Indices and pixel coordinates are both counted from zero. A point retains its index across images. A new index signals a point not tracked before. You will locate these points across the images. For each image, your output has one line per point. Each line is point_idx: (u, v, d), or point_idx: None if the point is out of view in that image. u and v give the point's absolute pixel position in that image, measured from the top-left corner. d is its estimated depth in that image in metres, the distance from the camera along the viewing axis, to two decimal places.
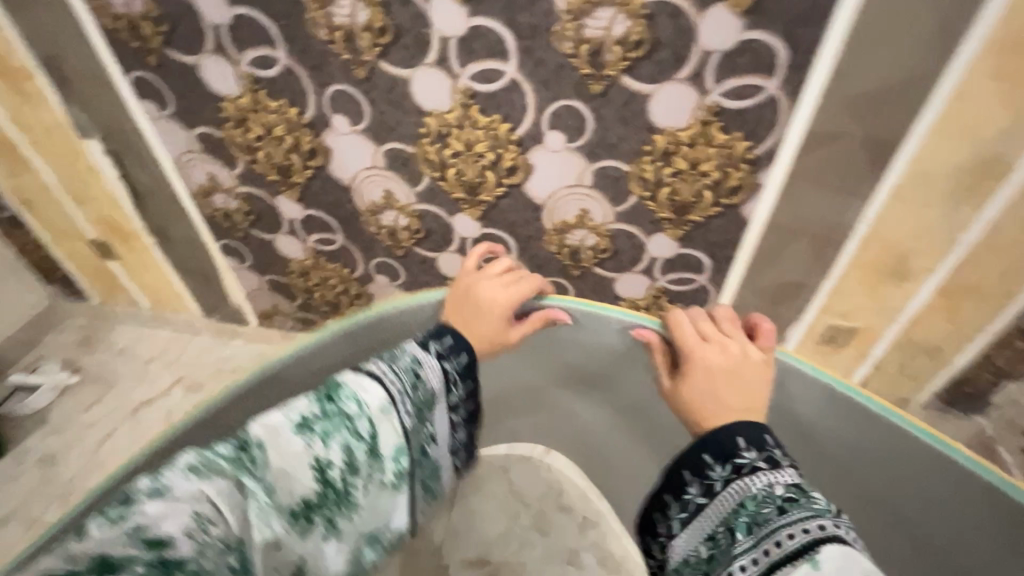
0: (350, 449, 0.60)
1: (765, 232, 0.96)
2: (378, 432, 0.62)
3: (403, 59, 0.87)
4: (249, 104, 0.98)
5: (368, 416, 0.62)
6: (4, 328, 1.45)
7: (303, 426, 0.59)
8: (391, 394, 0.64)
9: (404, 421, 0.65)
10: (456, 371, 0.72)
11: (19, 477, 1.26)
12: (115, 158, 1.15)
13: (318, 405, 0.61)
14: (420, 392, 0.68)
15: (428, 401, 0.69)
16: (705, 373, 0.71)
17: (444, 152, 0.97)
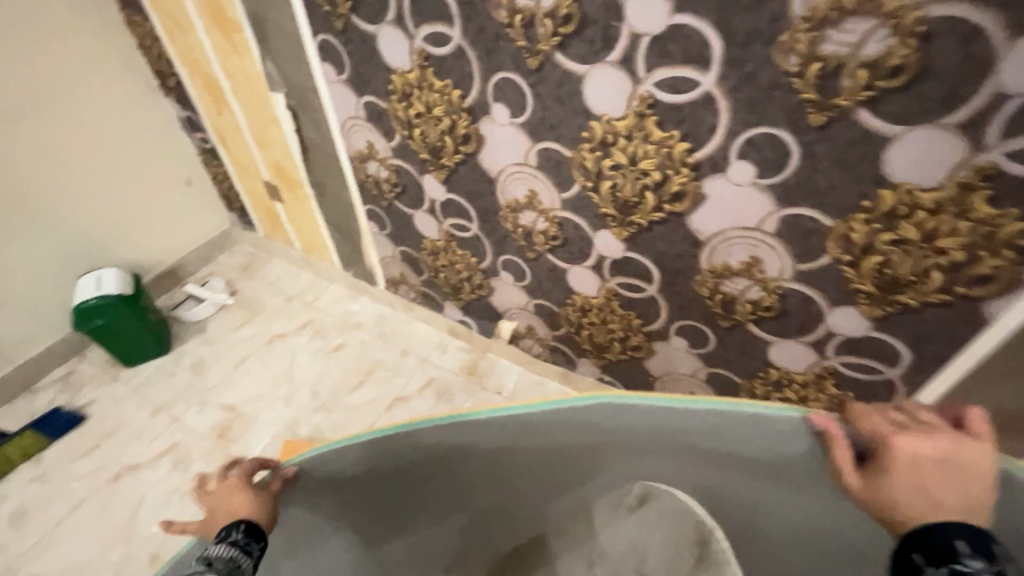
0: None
1: (1011, 340, 0.71)
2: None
3: (582, 53, 0.76)
4: (416, 80, 0.96)
5: None
6: (191, 242, 1.68)
7: None
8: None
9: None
10: (246, 534, 0.63)
11: (175, 375, 1.44)
12: (293, 113, 1.22)
13: None
14: (220, 562, 0.58)
15: (236, 566, 0.59)
16: (910, 474, 0.48)
17: (603, 163, 0.86)
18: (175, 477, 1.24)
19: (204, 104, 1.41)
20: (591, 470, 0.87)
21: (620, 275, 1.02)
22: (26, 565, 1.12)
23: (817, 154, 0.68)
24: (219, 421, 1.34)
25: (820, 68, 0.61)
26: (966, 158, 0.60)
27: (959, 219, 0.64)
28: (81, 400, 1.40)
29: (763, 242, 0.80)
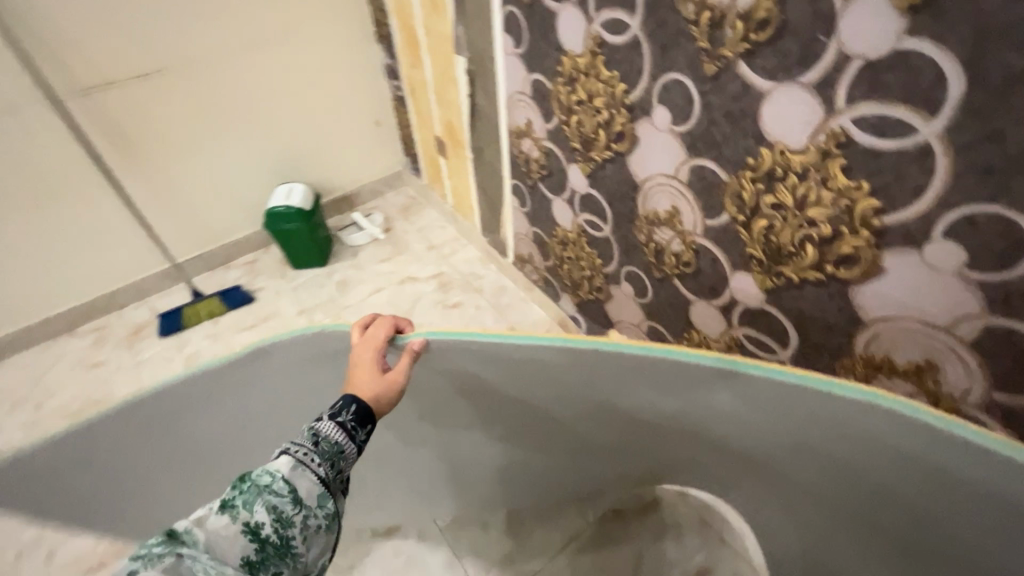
0: (273, 512, 0.52)
1: None
2: (294, 490, 0.53)
3: (771, 68, 0.64)
4: (585, 65, 0.91)
5: (283, 475, 0.54)
6: (367, 176, 1.89)
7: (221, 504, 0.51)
8: (292, 455, 0.56)
9: (315, 477, 0.55)
10: (356, 420, 0.61)
11: (323, 287, 1.67)
12: (470, 77, 1.26)
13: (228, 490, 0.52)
14: (327, 444, 0.58)
15: (342, 452, 0.59)
16: None
17: (765, 198, 0.73)
18: None
19: (403, 56, 1.53)
20: (718, 447, 0.77)
21: (750, 327, 0.89)
22: None
23: None
24: None
25: None
26: None
27: None
28: (255, 285, 1.70)
29: (949, 348, 0.63)
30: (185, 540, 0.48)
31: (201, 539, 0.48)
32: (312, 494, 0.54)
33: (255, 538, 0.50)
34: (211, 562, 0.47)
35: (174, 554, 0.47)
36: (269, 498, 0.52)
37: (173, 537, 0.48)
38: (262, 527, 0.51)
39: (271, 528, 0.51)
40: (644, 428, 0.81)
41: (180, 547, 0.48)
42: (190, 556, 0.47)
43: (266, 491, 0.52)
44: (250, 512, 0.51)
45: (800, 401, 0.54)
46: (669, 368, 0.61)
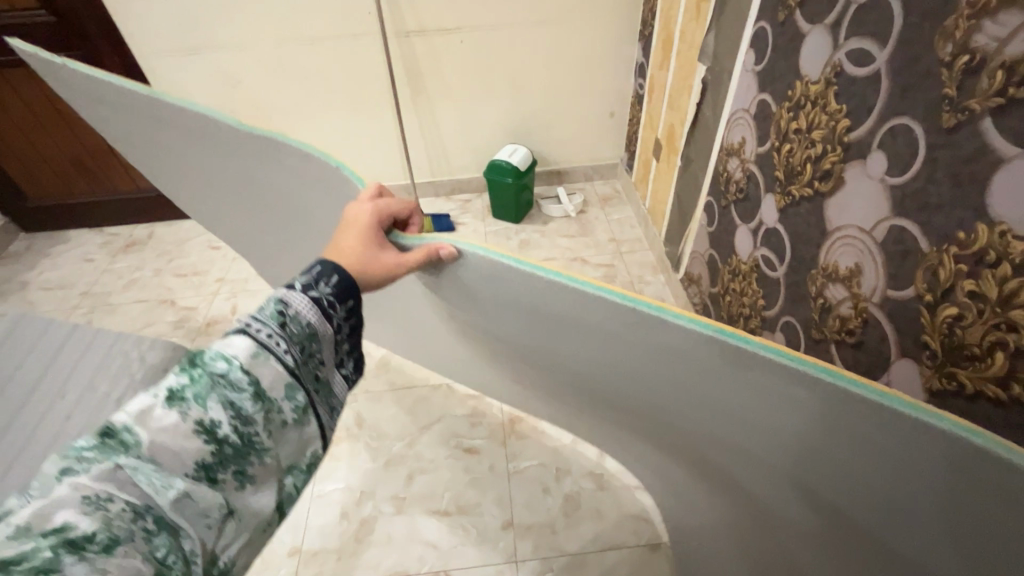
0: (230, 407, 0.48)
1: None
2: (255, 380, 0.50)
3: (1019, 132, 0.54)
4: (814, 93, 0.86)
5: (240, 365, 0.49)
6: (585, 160, 2.03)
7: (170, 397, 0.47)
8: (249, 339, 0.50)
9: (280, 367, 0.52)
10: (334, 295, 0.59)
11: (508, 241, 1.88)
12: (704, 86, 1.27)
13: (179, 374, 0.48)
14: (298, 325, 0.54)
15: (314, 331, 0.56)
16: None
17: (963, 284, 0.62)
18: None
19: (655, 57, 1.59)
20: (755, 480, 0.67)
21: None
22: None
23: None
24: None
25: None
26: None
27: None
28: (460, 220, 1.99)
29: None
30: (123, 436, 0.44)
31: (144, 441, 0.44)
32: (276, 384, 0.51)
33: (213, 435, 0.47)
34: (158, 473, 0.44)
35: (111, 458, 0.43)
36: (226, 392, 0.48)
37: (109, 434, 0.44)
38: (219, 425, 0.47)
39: (230, 425, 0.48)
40: (677, 430, 0.74)
41: (117, 452, 0.44)
42: (134, 464, 0.44)
43: (222, 384, 0.48)
44: (201, 409, 0.47)
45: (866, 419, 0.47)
46: (714, 358, 0.55)
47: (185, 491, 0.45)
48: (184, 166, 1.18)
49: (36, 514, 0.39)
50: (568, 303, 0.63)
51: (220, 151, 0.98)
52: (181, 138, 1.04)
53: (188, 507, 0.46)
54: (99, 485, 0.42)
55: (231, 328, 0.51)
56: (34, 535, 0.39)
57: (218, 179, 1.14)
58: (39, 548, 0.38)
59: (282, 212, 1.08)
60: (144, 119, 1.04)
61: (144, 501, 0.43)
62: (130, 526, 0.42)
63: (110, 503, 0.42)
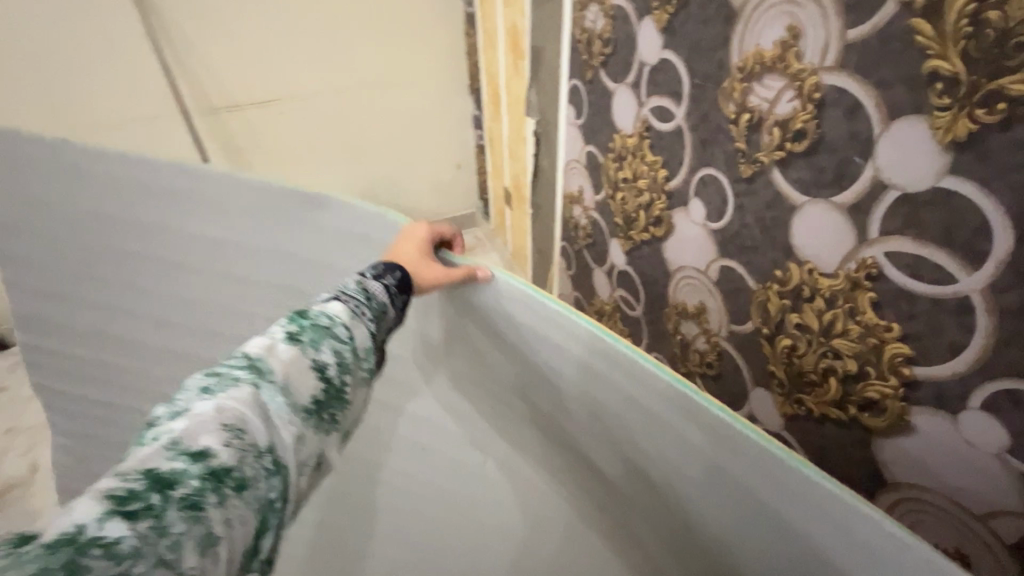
0: (336, 355, 0.52)
1: None
2: (351, 340, 0.54)
3: (803, 180, 0.59)
4: (632, 145, 0.90)
5: (343, 323, 0.54)
6: (441, 214, 1.99)
7: (291, 338, 0.50)
8: (344, 306, 0.55)
9: (365, 333, 0.56)
10: (398, 288, 0.62)
11: None
12: (537, 139, 1.30)
13: (290, 322, 0.52)
14: (376, 302, 0.58)
15: (385, 312, 0.59)
16: None
17: (789, 316, 0.66)
18: None
19: (487, 109, 1.62)
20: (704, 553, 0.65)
21: None
22: None
23: None
24: None
25: None
26: None
27: None
28: None
29: (983, 543, 0.51)
30: (263, 364, 0.47)
31: (280, 372, 0.47)
32: (362, 348, 0.55)
33: (322, 378, 0.50)
34: (287, 404, 0.47)
35: (253, 384, 0.45)
36: (334, 341, 0.52)
37: (252, 362, 0.47)
38: (327, 367, 0.51)
39: (335, 370, 0.52)
40: (638, 499, 0.71)
41: (259, 379, 0.46)
42: (269, 391, 0.46)
43: (332, 335, 0.52)
44: (315, 351, 0.51)
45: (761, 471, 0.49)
46: (646, 401, 0.56)
47: (298, 433, 0.47)
48: (100, 255, 0.96)
49: (193, 426, 0.40)
50: (532, 319, 0.64)
51: (207, 219, 0.87)
52: (144, 210, 0.89)
53: (296, 450, 0.47)
54: (243, 413, 0.43)
55: (327, 293, 0.56)
56: (184, 451, 0.38)
57: (157, 270, 0.95)
58: (190, 467, 0.38)
59: (248, 298, 0.93)
60: (96, 185, 0.88)
61: (269, 437, 0.44)
62: (258, 460, 0.42)
63: (249, 430, 0.42)
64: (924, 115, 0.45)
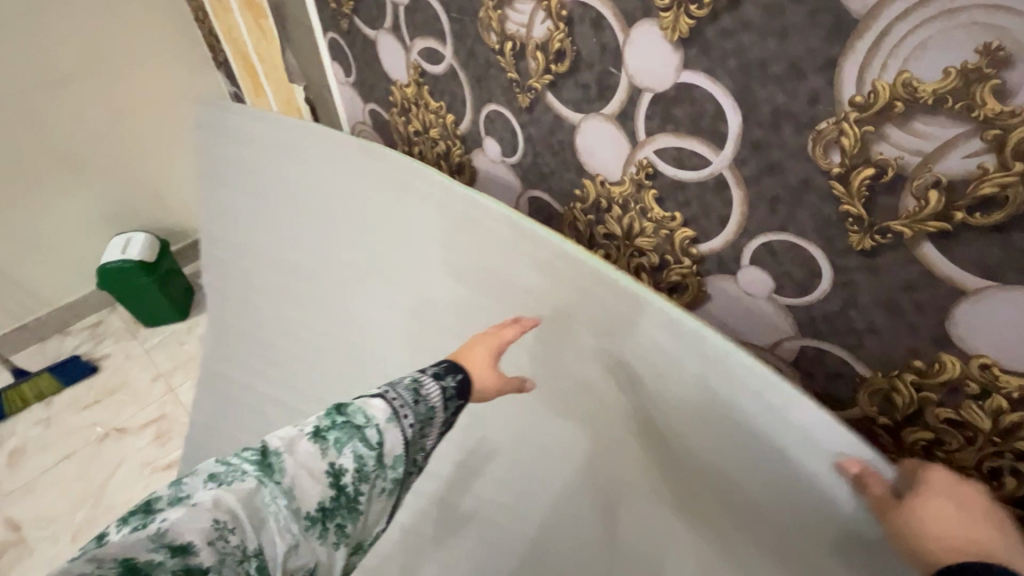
0: (357, 460, 0.42)
1: None
2: (382, 444, 0.43)
3: (575, 100, 0.61)
4: (412, 95, 0.85)
5: (377, 428, 0.44)
6: None
7: (319, 435, 0.43)
8: (390, 403, 0.45)
9: (403, 435, 0.44)
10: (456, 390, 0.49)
11: (183, 345, 1.48)
12: (312, 108, 1.16)
13: (326, 418, 0.44)
14: (424, 406, 0.46)
15: (432, 418, 0.46)
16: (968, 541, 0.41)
17: (598, 229, 0.71)
18: (153, 450, 1.26)
19: (245, 83, 1.39)
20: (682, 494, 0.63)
21: None
22: (7, 507, 1.17)
23: (857, 287, 0.50)
24: None
25: (872, 177, 0.43)
26: None
27: None
28: (99, 352, 1.47)
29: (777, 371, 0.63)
30: (276, 461, 0.41)
31: (289, 472, 0.40)
32: (395, 453, 0.44)
33: (334, 485, 0.41)
34: (287, 510, 0.39)
35: (257, 482, 0.40)
36: (358, 444, 0.43)
37: (264, 457, 0.41)
38: (343, 474, 0.42)
39: (351, 478, 0.42)
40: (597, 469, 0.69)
41: (268, 475, 0.40)
42: (272, 493, 0.39)
43: (358, 435, 0.43)
44: (336, 453, 0.42)
45: (655, 330, 0.58)
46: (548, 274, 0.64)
47: (294, 547, 0.39)
48: (229, 233, 1.00)
49: (182, 520, 0.36)
50: (491, 233, 0.68)
51: (285, 170, 0.88)
52: (259, 171, 0.92)
53: (291, 564, 0.40)
54: (232, 511, 0.38)
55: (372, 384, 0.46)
56: (163, 545, 0.36)
57: (244, 225, 0.96)
58: (166, 561, 0.35)
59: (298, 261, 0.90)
60: (233, 149, 0.95)
61: (257, 541, 0.38)
62: (239, 566, 0.37)
63: (236, 531, 0.38)
64: (653, 17, 0.49)
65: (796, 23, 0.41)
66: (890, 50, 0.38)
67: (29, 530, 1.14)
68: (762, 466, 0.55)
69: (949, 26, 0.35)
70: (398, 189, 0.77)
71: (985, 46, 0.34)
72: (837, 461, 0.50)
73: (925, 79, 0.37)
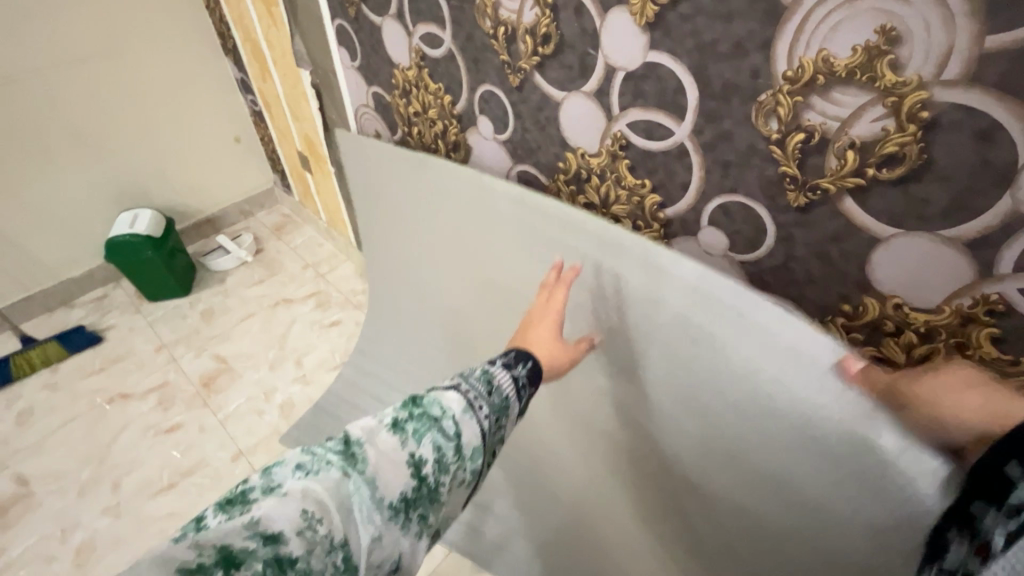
0: (437, 450, 0.44)
1: None
2: (460, 435, 0.46)
3: (559, 79, 0.69)
4: (413, 78, 0.92)
5: (456, 419, 0.46)
6: (232, 196, 1.78)
7: (397, 425, 0.44)
8: (465, 394, 0.48)
9: (479, 425, 0.48)
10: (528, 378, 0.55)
11: (186, 319, 1.54)
12: (317, 91, 1.24)
13: (404, 406, 0.46)
14: (498, 397, 0.51)
15: (506, 410, 0.52)
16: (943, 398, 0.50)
17: (579, 199, 0.79)
18: (156, 414, 1.31)
19: (252, 69, 1.46)
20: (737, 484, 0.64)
21: None
22: (15, 463, 1.23)
23: (795, 240, 0.58)
24: (210, 370, 1.41)
25: (803, 141, 0.51)
26: (972, 284, 0.48)
27: (954, 354, 0.52)
28: (103, 324, 1.53)
29: None
30: (359, 452, 0.41)
31: (371, 462, 0.41)
32: (472, 444, 0.47)
33: (417, 476, 0.42)
34: (371, 496, 0.39)
35: (343, 471, 0.39)
36: (437, 435, 0.45)
37: (346, 447, 0.41)
38: (424, 464, 0.43)
39: (432, 469, 0.43)
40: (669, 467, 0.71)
41: (351, 464, 0.40)
42: (357, 483, 0.39)
43: (437, 427, 0.45)
44: (416, 444, 0.43)
45: (678, 283, 0.63)
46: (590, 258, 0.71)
47: (378, 538, 0.39)
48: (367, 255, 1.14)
49: (275, 506, 0.35)
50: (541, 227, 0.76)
51: (382, 186, 1.00)
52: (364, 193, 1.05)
53: (376, 555, 0.38)
54: (318, 499, 0.37)
55: (445, 381, 0.50)
56: (256, 534, 0.33)
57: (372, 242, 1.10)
58: (258, 550, 0.33)
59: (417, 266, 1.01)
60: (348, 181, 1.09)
61: (342, 531, 0.37)
62: (327, 557, 0.35)
63: (325, 520, 0.36)
64: (624, 4, 0.57)
65: (739, 7, 0.49)
66: (812, 30, 0.46)
67: (37, 485, 1.19)
68: (787, 409, 0.57)
69: (854, 11, 0.43)
70: (460, 194, 0.86)
71: (881, 27, 0.43)
72: (841, 361, 0.53)
73: (839, 55, 0.45)
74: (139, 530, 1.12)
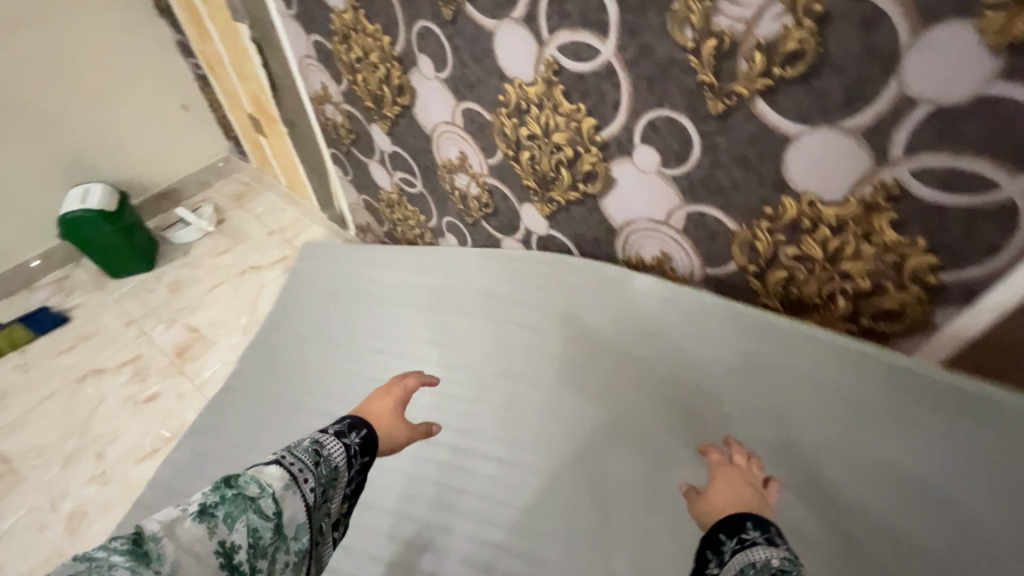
0: (251, 534, 0.44)
1: None
2: (280, 513, 0.45)
3: (489, 7, 0.69)
4: (351, 21, 0.91)
5: (274, 496, 0.46)
6: (187, 166, 1.74)
7: (204, 512, 0.43)
8: (288, 469, 0.48)
9: (304, 499, 0.47)
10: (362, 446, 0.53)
11: (153, 293, 1.53)
12: (258, 46, 1.20)
13: (216, 488, 0.45)
14: (326, 468, 0.49)
15: (337, 480, 0.50)
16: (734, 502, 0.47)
17: (522, 132, 0.80)
18: (133, 386, 1.33)
19: (190, 29, 1.41)
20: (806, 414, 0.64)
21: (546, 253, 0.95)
22: None
23: (718, 148, 0.60)
24: (182, 340, 1.41)
25: (715, 47, 0.53)
26: (872, 171, 0.51)
27: (862, 243, 0.56)
28: (69, 304, 1.51)
29: (674, 240, 0.74)
30: (154, 549, 0.40)
31: (168, 558, 0.40)
32: (296, 521, 0.46)
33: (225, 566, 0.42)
34: None
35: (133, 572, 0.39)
36: (253, 517, 0.44)
37: (139, 545, 0.40)
38: (237, 550, 0.43)
39: (245, 554, 0.43)
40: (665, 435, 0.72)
41: (144, 564, 0.39)
42: None
43: (251, 509, 0.44)
44: (227, 530, 0.43)
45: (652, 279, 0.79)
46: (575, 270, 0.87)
47: None
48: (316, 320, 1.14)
49: None
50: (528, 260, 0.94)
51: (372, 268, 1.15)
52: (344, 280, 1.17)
53: None
54: None
55: (266, 458, 0.49)
56: None
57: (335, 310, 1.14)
58: None
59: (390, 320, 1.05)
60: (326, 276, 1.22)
61: None
62: None
63: None
64: None
65: None
66: None
67: (20, 461, 1.21)
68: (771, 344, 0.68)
69: None
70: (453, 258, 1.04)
71: None
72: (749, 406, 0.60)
73: None
74: (127, 494, 1.15)
